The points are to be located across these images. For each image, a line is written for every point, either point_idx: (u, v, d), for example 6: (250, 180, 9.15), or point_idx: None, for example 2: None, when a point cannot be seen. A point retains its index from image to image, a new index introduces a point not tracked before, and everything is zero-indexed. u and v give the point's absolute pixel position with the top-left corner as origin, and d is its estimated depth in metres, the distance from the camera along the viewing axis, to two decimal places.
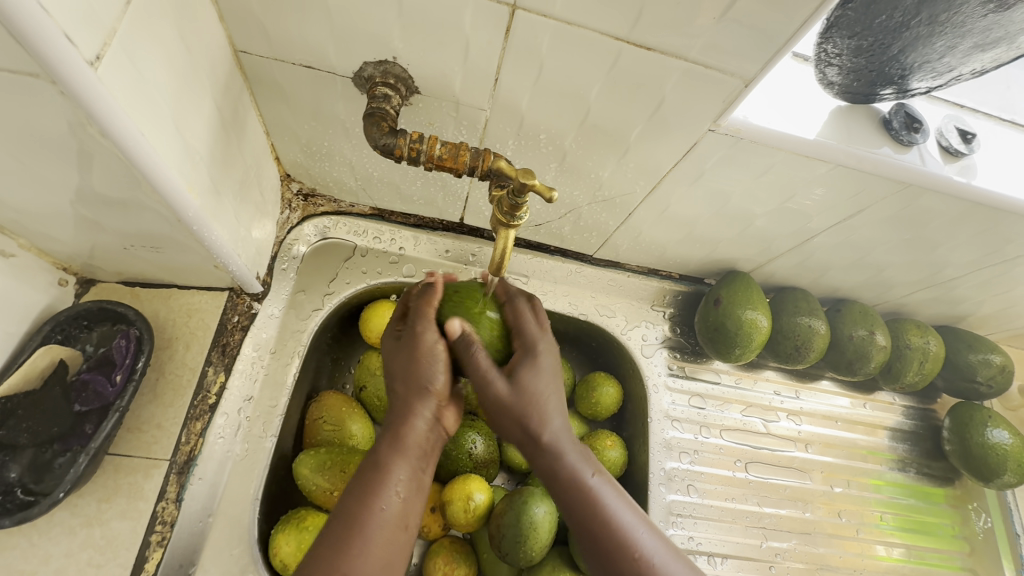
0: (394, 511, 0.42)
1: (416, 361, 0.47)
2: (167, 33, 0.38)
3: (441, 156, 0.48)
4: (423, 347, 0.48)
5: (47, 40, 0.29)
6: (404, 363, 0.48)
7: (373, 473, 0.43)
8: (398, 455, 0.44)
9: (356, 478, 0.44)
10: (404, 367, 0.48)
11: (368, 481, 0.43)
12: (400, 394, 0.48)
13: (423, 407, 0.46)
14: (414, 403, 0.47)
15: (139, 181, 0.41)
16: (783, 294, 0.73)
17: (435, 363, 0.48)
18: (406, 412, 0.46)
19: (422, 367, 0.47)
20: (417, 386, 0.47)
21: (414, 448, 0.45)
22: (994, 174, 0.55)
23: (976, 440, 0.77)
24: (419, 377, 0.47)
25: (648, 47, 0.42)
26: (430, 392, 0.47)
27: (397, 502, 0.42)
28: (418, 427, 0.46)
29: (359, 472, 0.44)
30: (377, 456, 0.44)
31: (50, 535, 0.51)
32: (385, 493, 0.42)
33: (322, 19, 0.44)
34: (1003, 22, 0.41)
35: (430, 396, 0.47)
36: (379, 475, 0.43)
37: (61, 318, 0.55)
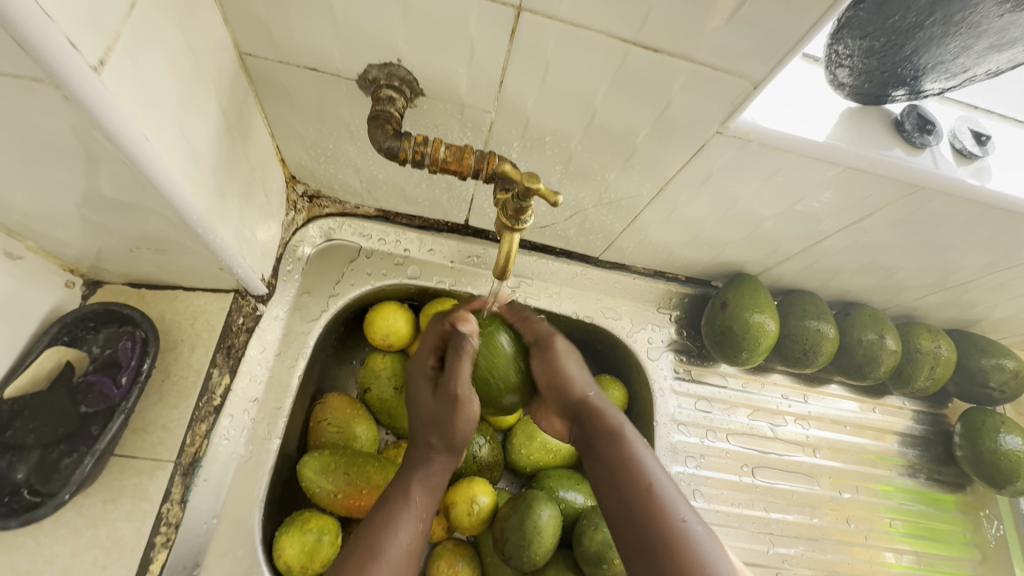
0: (408, 544, 0.49)
1: (454, 418, 0.55)
2: (171, 36, 0.38)
3: (446, 158, 0.47)
4: (461, 407, 0.54)
5: (50, 45, 0.29)
6: (440, 416, 0.55)
7: (398, 506, 0.51)
8: (422, 491, 0.53)
9: (383, 504, 0.51)
10: (437, 413, 0.55)
11: (391, 512, 0.50)
12: (430, 442, 0.55)
13: (446, 459, 0.56)
14: (440, 452, 0.56)
15: (144, 185, 0.41)
16: (791, 297, 0.73)
17: (468, 424, 0.55)
18: (430, 458, 0.55)
19: (456, 423, 0.55)
20: (448, 438, 0.55)
21: (434, 489, 0.54)
22: (1009, 177, 0.54)
23: (989, 446, 0.76)
24: (453, 433, 0.55)
25: (654, 49, 0.42)
26: (454, 448, 0.56)
27: (413, 537, 0.50)
28: (438, 470, 0.55)
29: (385, 502, 0.51)
30: (407, 491, 0.52)
31: (56, 536, 0.51)
32: (405, 526, 0.49)
33: (327, 22, 0.43)
34: (1019, 22, 0.41)
35: (455, 452, 0.57)
36: (403, 507, 0.51)
37: (67, 320, 0.55)
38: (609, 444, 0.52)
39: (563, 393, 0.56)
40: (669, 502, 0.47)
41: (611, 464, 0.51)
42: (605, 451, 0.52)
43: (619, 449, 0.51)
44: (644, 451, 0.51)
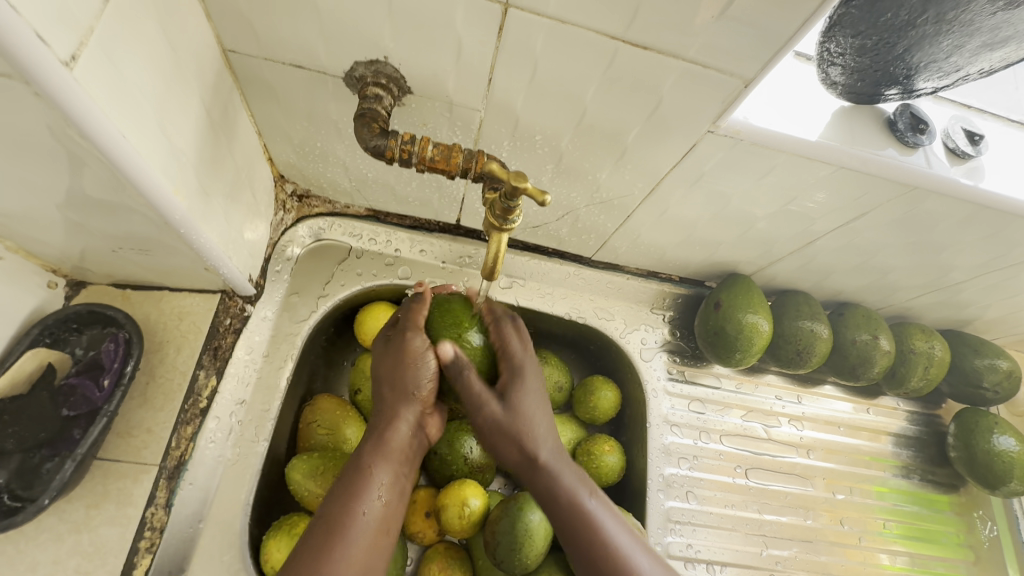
0: (372, 516, 0.45)
1: (406, 368, 0.50)
2: (149, 31, 0.37)
3: (434, 157, 0.47)
4: (410, 359, 0.50)
5: (17, 40, 0.28)
6: (390, 371, 0.51)
7: (354, 478, 0.46)
8: (381, 457, 0.48)
9: (337, 484, 0.46)
10: (392, 368, 0.50)
11: (351, 486, 0.46)
12: (387, 398, 0.51)
13: (407, 412, 0.50)
14: (400, 408, 0.50)
15: (124, 184, 0.40)
16: (785, 297, 0.72)
17: (423, 371, 0.50)
18: (391, 417, 0.50)
19: (410, 372, 0.50)
20: (404, 391, 0.50)
21: (397, 453, 0.49)
22: (1002, 176, 0.53)
23: (982, 447, 0.76)
24: (407, 380, 0.50)
25: (644, 47, 0.41)
26: (414, 399, 0.50)
27: (378, 505, 0.46)
28: (402, 430, 0.50)
29: (344, 475, 0.47)
30: (361, 460, 0.47)
31: (38, 542, 0.51)
32: (365, 498, 0.45)
33: (311, 18, 0.43)
34: (1012, 21, 0.40)
35: (416, 404, 0.50)
36: (361, 479, 0.46)
37: (49, 322, 0.54)
38: (560, 513, 0.49)
39: (513, 456, 0.51)
40: (632, 560, 0.47)
41: (566, 526, 0.49)
42: (554, 514, 0.50)
43: (570, 522, 0.49)
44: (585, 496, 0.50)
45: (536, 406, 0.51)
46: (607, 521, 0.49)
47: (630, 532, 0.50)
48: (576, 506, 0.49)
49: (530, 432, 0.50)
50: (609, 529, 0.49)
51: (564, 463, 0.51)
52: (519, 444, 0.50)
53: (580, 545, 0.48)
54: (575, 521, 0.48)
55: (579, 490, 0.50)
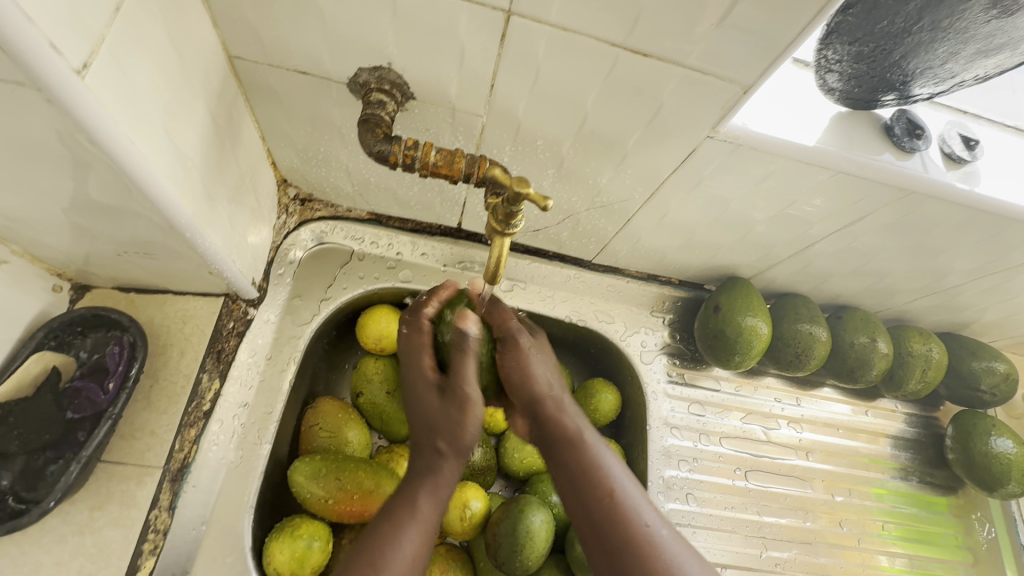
0: (413, 557, 0.46)
1: (461, 425, 0.50)
2: (157, 38, 0.38)
3: (437, 162, 0.47)
4: (466, 413, 0.50)
5: (31, 48, 0.29)
6: (440, 422, 0.50)
7: (398, 519, 0.48)
8: (428, 499, 0.49)
9: (380, 523, 0.48)
10: (441, 416, 0.50)
11: (391, 526, 0.47)
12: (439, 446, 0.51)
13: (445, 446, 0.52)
14: (448, 457, 0.51)
15: (131, 189, 0.41)
16: (784, 300, 0.73)
17: (476, 425, 0.50)
18: (437, 461, 0.51)
19: (464, 429, 0.50)
20: (455, 444, 0.50)
21: (442, 495, 0.50)
22: (998, 181, 0.54)
23: (980, 449, 0.76)
24: (435, 412, 0.52)
25: (644, 54, 0.42)
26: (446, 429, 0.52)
27: (417, 546, 0.47)
28: (444, 465, 0.51)
29: (388, 511, 0.49)
30: (410, 500, 0.49)
31: (42, 543, 0.51)
32: (405, 538, 0.46)
33: (316, 26, 0.43)
34: (1006, 29, 0.41)
35: (462, 455, 0.51)
36: (407, 517, 0.48)
37: (53, 325, 0.55)
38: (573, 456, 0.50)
39: (527, 395, 0.53)
40: (631, 505, 0.48)
41: (574, 467, 0.50)
42: (566, 455, 0.51)
43: (579, 456, 0.50)
44: (598, 446, 0.51)
45: (549, 369, 0.55)
46: (616, 472, 0.50)
47: (640, 489, 0.50)
48: (587, 450, 0.51)
49: (544, 370, 0.54)
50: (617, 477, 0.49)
51: (580, 414, 0.54)
52: (533, 386, 0.53)
53: (585, 489, 0.49)
54: (585, 471, 0.49)
55: (595, 442, 0.52)
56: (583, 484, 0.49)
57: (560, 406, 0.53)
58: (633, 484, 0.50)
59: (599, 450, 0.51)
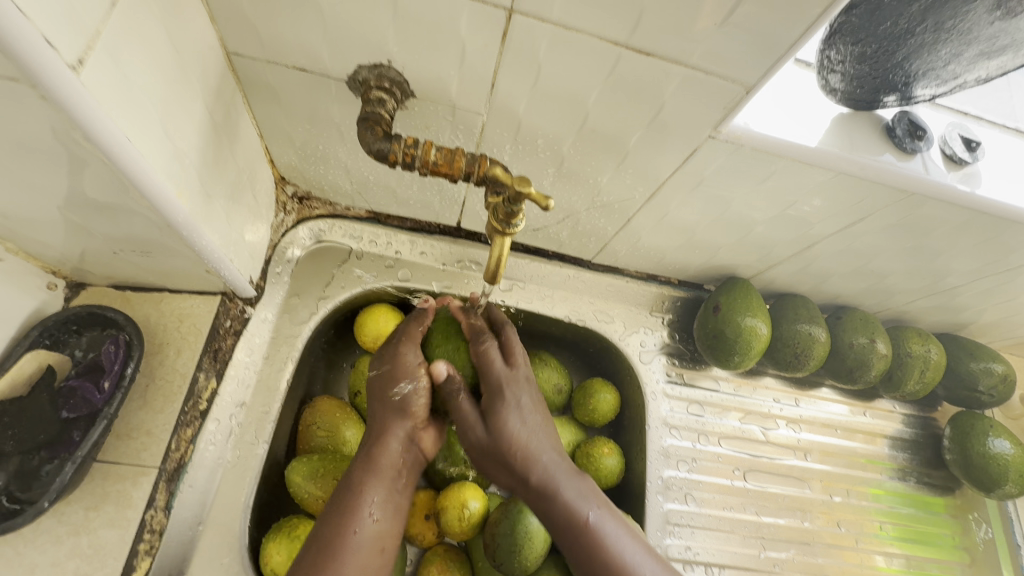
0: (365, 534, 0.47)
1: (394, 382, 0.53)
2: (154, 34, 0.37)
3: (436, 161, 0.47)
4: (406, 374, 0.53)
5: (25, 44, 0.28)
6: (386, 387, 0.53)
7: (349, 495, 0.48)
8: (374, 474, 0.49)
9: (336, 498, 0.48)
10: (384, 387, 0.53)
11: (344, 505, 0.47)
12: (382, 413, 0.52)
13: (400, 427, 0.52)
14: (389, 423, 0.51)
15: (126, 187, 0.40)
16: (782, 300, 0.73)
17: (418, 388, 0.52)
18: (382, 431, 0.51)
19: (398, 389, 0.52)
20: (396, 408, 0.52)
21: (388, 469, 0.50)
22: (999, 183, 0.54)
23: (977, 450, 0.76)
24: (402, 399, 0.52)
25: (647, 53, 0.41)
26: (408, 413, 0.52)
27: (371, 526, 0.47)
28: (393, 446, 0.51)
29: (339, 492, 0.48)
30: (353, 479, 0.49)
31: (37, 544, 0.50)
32: (359, 516, 0.47)
33: (316, 23, 0.43)
34: (1009, 30, 0.41)
35: (405, 418, 0.52)
36: (354, 496, 0.48)
37: (49, 324, 0.54)
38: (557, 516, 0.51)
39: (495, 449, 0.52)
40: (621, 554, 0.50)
41: (559, 529, 0.51)
42: (546, 511, 0.52)
43: (561, 512, 0.51)
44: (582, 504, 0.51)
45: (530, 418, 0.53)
46: (598, 518, 0.51)
47: (627, 527, 0.52)
48: (569, 508, 0.51)
49: (524, 403, 0.53)
50: (603, 522, 0.51)
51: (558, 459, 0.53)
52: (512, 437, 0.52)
53: (573, 540, 0.50)
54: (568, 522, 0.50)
55: (575, 497, 0.51)
56: (572, 546, 0.50)
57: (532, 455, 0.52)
58: (611, 517, 0.52)
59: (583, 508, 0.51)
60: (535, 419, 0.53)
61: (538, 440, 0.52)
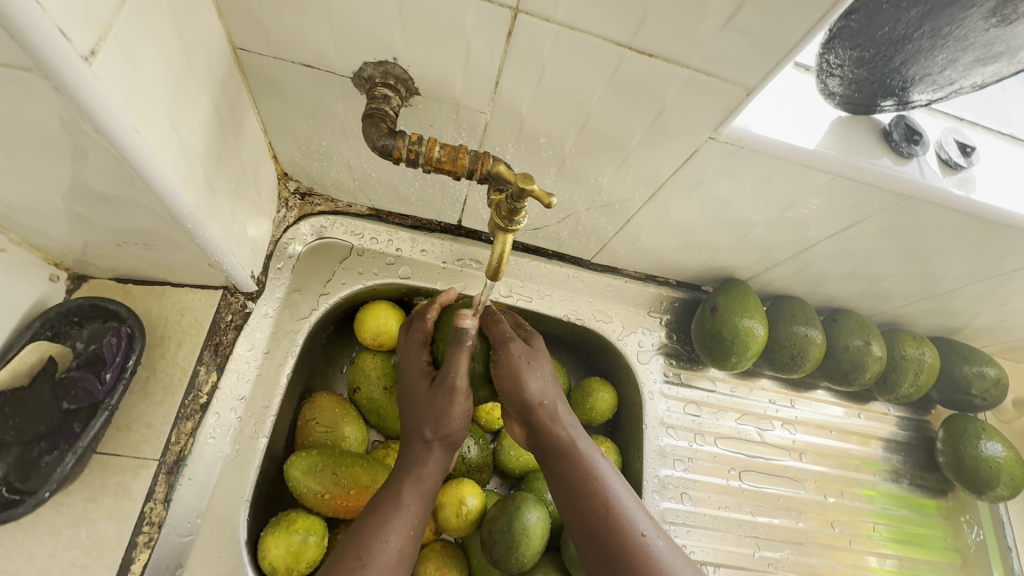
0: (400, 547, 0.48)
1: (447, 416, 0.54)
2: (164, 28, 0.38)
3: (440, 158, 0.47)
4: (453, 402, 0.53)
5: (42, 34, 0.29)
6: (433, 417, 0.54)
7: (386, 511, 0.50)
8: (413, 491, 0.52)
9: (371, 510, 0.50)
10: (428, 408, 0.54)
11: (381, 517, 0.49)
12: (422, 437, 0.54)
13: (439, 447, 0.54)
14: (434, 448, 0.54)
15: (133, 179, 0.40)
16: (780, 302, 0.73)
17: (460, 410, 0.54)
18: (424, 452, 0.54)
19: (449, 416, 0.54)
20: (441, 432, 0.54)
21: (427, 488, 0.53)
22: (993, 188, 0.55)
23: (970, 453, 0.77)
24: (445, 424, 0.54)
25: (650, 54, 0.42)
26: (447, 436, 0.55)
27: (404, 540, 0.49)
28: (432, 465, 0.54)
29: (377, 505, 0.51)
30: (395, 495, 0.51)
31: (35, 535, 0.50)
32: (394, 529, 0.49)
33: (323, 20, 0.43)
34: (1004, 37, 0.42)
35: (450, 445, 0.55)
36: (393, 511, 0.50)
37: (50, 315, 0.54)
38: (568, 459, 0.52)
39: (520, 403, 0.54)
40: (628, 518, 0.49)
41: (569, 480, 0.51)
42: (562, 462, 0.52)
43: (574, 468, 0.52)
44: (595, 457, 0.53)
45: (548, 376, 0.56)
46: (609, 477, 0.52)
47: (635, 498, 0.51)
48: (583, 457, 0.52)
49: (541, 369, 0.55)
50: (612, 484, 0.51)
51: (574, 422, 0.55)
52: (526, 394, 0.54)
53: (579, 484, 0.51)
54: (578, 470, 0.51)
55: (589, 451, 0.53)
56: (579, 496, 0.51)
57: (553, 416, 0.54)
58: (628, 491, 0.52)
59: (597, 462, 0.52)
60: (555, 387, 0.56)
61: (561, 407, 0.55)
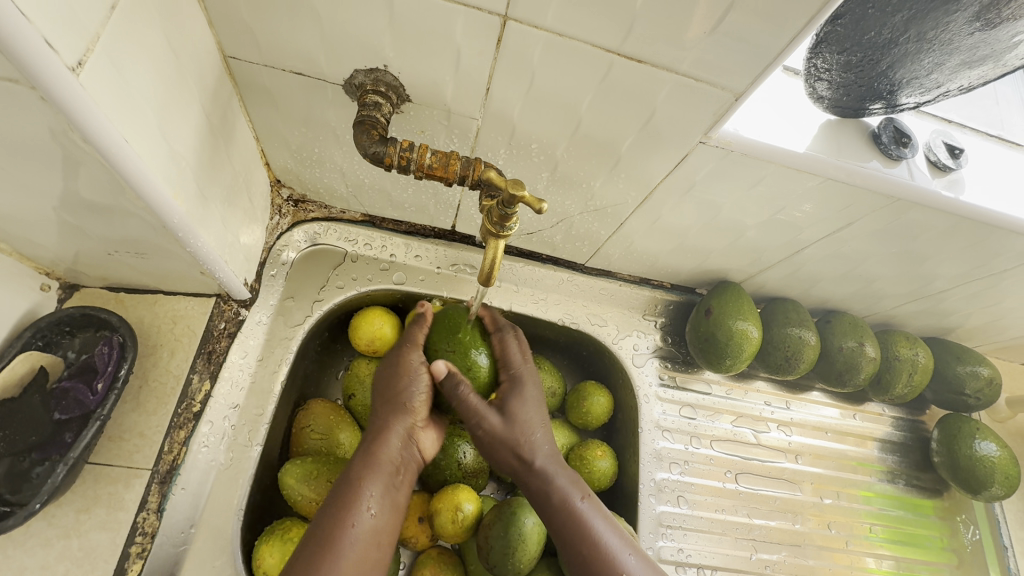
0: (365, 528, 0.48)
1: (399, 381, 0.55)
2: (153, 37, 0.38)
3: (432, 165, 0.47)
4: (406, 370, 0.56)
5: (26, 46, 0.29)
6: (389, 384, 0.56)
7: (347, 487, 0.49)
8: (372, 467, 0.51)
9: (334, 493, 0.49)
10: (389, 386, 0.56)
11: (343, 496, 0.49)
12: (382, 412, 0.55)
13: (400, 423, 0.54)
14: (391, 419, 0.54)
15: (123, 188, 0.40)
16: (773, 305, 0.74)
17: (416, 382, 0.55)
18: (383, 428, 0.54)
19: (404, 386, 0.55)
20: (399, 403, 0.55)
21: (387, 464, 0.52)
22: (982, 190, 0.55)
23: (964, 452, 0.77)
24: (399, 394, 0.55)
25: (638, 60, 0.42)
26: (408, 409, 0.55)
27: (370, 515, 0.48)
28: (393, 442, 0.53)
29: (337, 489, 0.49)
30: (354, 471, 0.51)
31: (26, 546, 0.50)
32: (358, 509, 0.48)
33: (313, 30, 0.44)
34: (989, 40, 0.42)
35: (407, 413, 0.55)
36: (353, 488, 0.49)
37: (41, 324, 0.53)
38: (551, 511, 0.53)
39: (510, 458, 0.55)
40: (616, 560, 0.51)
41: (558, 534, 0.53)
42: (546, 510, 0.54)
43: (560, 515, 0.53)
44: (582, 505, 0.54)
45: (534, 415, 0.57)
46: (594, 520, 0.53)
47: (619, 533, 0.53)
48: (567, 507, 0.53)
49: (530, 428, 0.56)
50: (597, 526, 0.53)
51: (557, 469, 0.56)
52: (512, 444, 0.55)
53: (569, 536, 0.52)
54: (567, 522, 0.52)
55: (572, 494, 0.54)
56: (566, 540, 0.52)
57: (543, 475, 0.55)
58: (611, 526, 0.53)
59: (582, 505, 0.54)
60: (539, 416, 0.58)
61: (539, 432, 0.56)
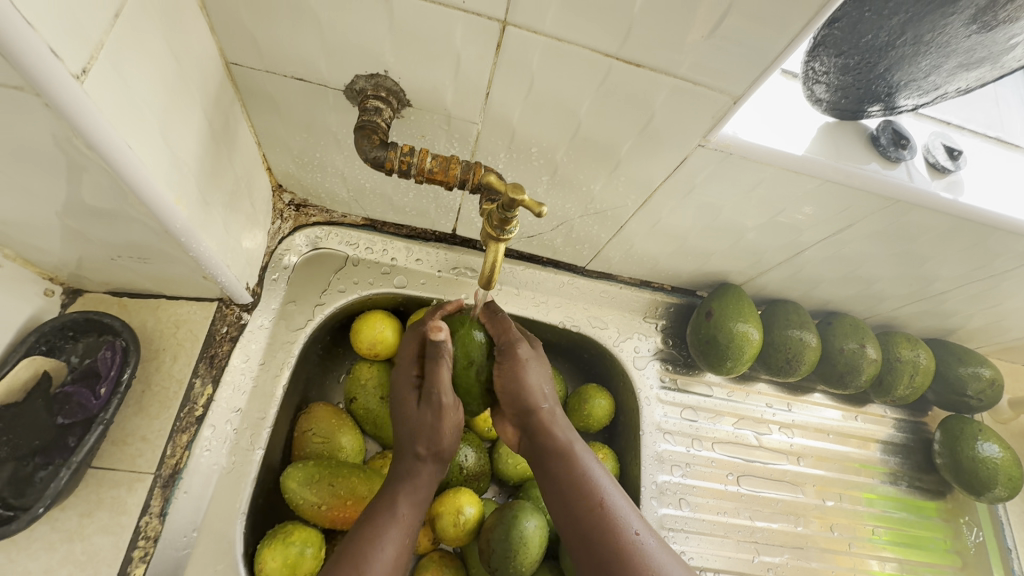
0: (391, 561, 0.48)
1: (437, 430, 0.53)
2: (156, 44, 0.38)
3: (432, 169, 0.48)
4: (443, 417, 0.53)
5: (33, 54, 0.29)
6: (426, 430, 0.53)
7: (379, 524, 0.50)
8: (406, 505, 0.52)
9: (365, 525, 0.50)
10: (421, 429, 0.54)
11: (375, 531, 0.49)
12: (415, 450, 0.54)
13: (432, 467, 0.54)
14: (425, 462, 0.54)
15: (126, 194, 0.41)
16: (774, 307, 0.74)
17: (451, 432, 0.54)
18: (416, 469, 0.54)
19: (440, 434, 0.54)
20: (435, 451, 0.54)
21: (418, 502, 0.53)
22: (982, 191, 0.55)
23: (967, 453, 0.77)
24: (434, 438, 0.54)
25: (637, 64, 0.42)
26: (440, 454, 0.55)
27: (396, 551, 0.49)
28: (424, 481, 0.54)
29: (368, 520, 0.50)
30: (387, 508, 0.51)
31: (30, 551, 0.50)
32: (387, 543, 0.49)
33: (314, 36, 0.44)
34: (986, 43, 0.42)
35: (440, 460, 0.55)
36: (386, 524, 0.50)
37: (46, 329, 0.54)
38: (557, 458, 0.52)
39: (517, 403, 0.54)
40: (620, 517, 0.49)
41: (561, 483, 0.51)
42: (552, 466, 0.52)
43: (565, 466, 0.52)
44: (591, 464, 0.52)
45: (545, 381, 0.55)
46: (601, 477, 0.51)
47: (626, 496, 0.51)
48: (572, 456, 0.52)
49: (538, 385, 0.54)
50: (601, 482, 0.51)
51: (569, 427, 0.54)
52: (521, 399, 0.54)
53: (570, 484, 0.51)
54: (569, 468, 0.51)
55: (578, 445, 0.53)
56: (568, 492, 0.50)
57: (552, 417, 0.54)
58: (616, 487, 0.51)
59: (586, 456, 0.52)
60: (548, 375, 0.56)
61: (546, 391, 0.55)
